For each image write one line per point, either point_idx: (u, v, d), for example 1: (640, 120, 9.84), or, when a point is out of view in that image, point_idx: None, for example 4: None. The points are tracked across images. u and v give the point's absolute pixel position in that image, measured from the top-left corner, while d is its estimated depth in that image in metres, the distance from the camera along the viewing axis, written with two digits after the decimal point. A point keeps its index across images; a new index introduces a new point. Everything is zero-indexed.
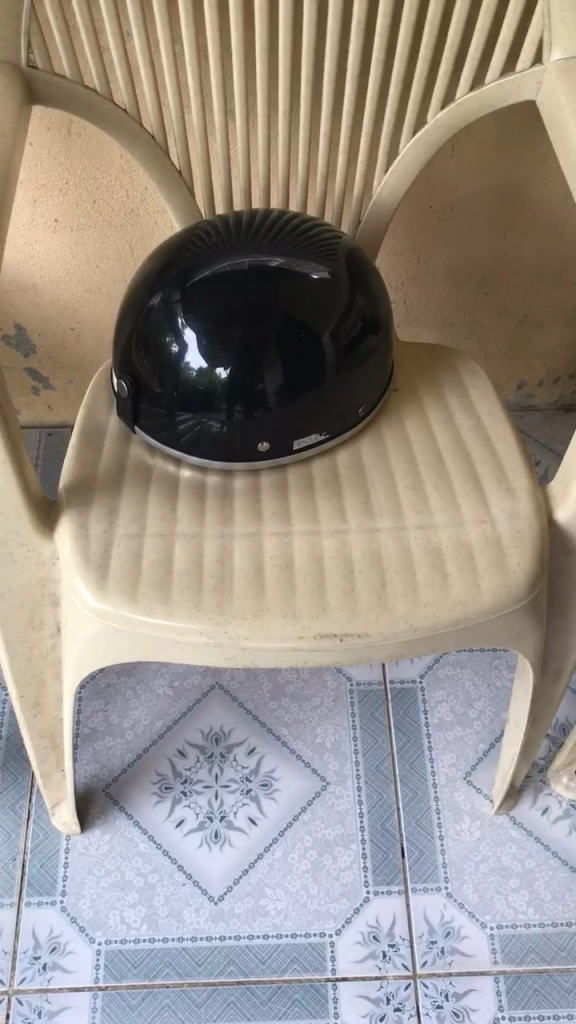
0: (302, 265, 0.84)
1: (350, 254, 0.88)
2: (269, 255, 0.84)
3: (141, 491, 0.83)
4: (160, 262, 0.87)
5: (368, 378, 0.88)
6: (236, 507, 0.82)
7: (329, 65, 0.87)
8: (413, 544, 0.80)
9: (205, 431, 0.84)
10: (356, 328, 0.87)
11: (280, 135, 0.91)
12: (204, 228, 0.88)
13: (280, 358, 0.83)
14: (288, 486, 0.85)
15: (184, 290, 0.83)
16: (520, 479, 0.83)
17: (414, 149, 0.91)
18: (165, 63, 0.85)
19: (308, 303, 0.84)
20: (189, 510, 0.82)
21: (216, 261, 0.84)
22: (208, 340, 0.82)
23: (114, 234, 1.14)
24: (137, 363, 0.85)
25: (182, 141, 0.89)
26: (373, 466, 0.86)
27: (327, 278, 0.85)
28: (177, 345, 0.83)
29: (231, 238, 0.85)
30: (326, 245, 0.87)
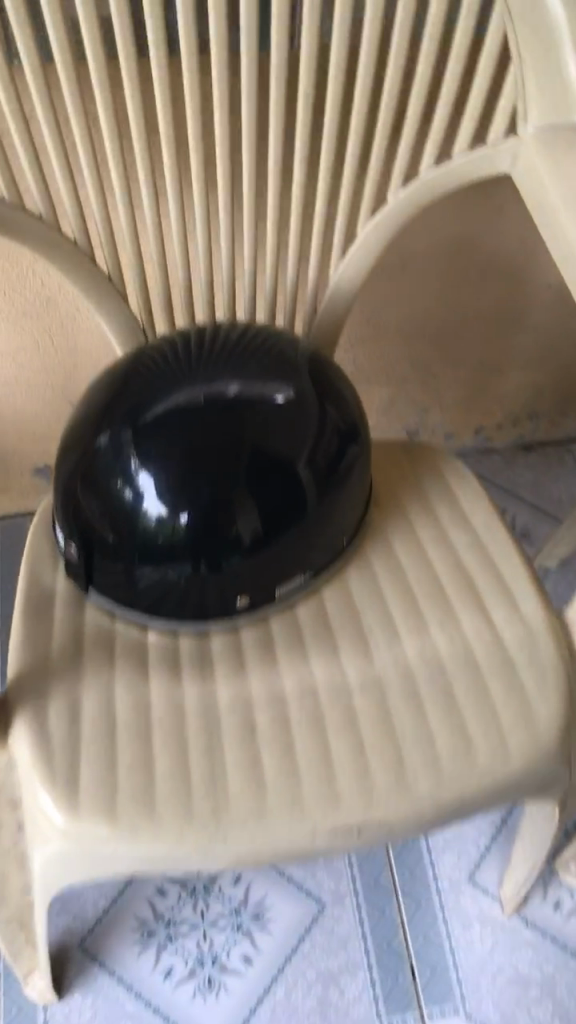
0: (267, 390, 0.74)
1: (318, 367, 0.78)
2: (230, 382, 0.73)
3: (105, 669, 0.70)
4: (104, 395, 0.76)
5: (349, 504, 0.78)
6: (219, 675, 0.71)
7: (274, 148, 0.76)
8: (426, 711, 0.69)
9: (170, 590, 0.72)
10: (333, 452, 0.76)
11: (221, 226, 0.79)
12: (151, 353, 0.77)
13: (252, 497, 0.72)
14: (276, 639, 0.73)
15: (136, 429, 0.72)
16: (533, 606, 0.74)
17: (374, 229, 0.80)
18: (83, 160, 0.74)
19: (277, 433, 0.73)
20: (168, 682, 0.70)
21: (170, 393, 0.73)
22: (167, 485, 0.71)
23: (34, 323, 1.02)
24: (86, 515, 0.73)
25: (110, 243, 0.77)
26: (367, 601, 0.75)
27: (296, 401, 0.75)
28: (130, 493, 0.71)
29: (184, 364, 0.75)
30: (290, 361, 0.76)
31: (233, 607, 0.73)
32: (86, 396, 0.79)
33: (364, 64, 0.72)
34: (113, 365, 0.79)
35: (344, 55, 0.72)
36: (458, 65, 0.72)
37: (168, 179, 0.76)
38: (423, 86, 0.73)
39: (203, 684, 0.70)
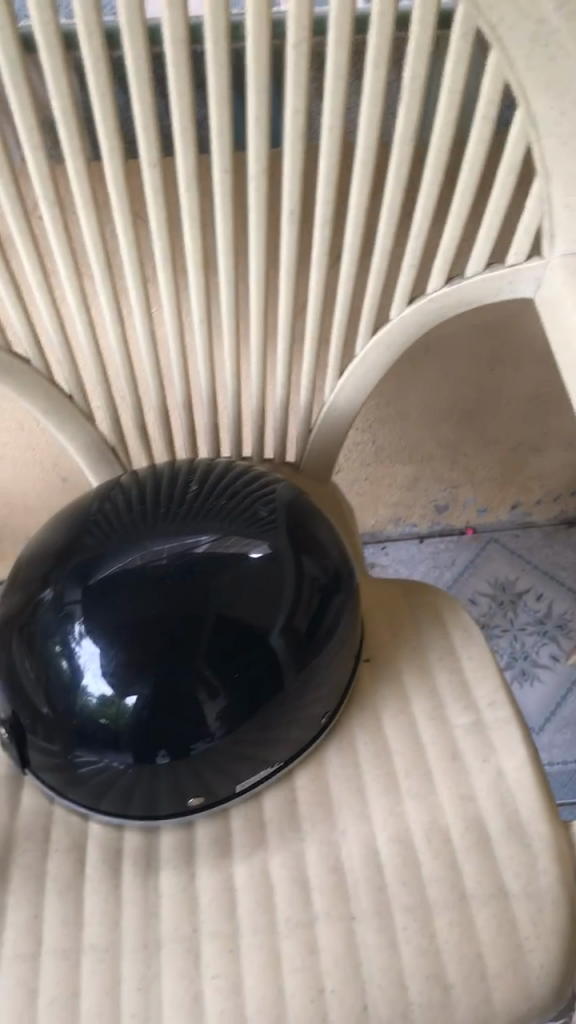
0: (240, 549, 0.63)
1: (299, 522, 0.68)
2: (197, 539, 0.63)
3: (38, 869, 0.61)
4: (53, 545, 0.65)
5: (330, 684, 0.67)
6: (166, 882, 0.61)
7: (256, 263, 0.65)
8: (401, 947, 0.59)
9: (113, 781, 0.62)
10: (315, 621, 0.65)
11: (199, 344, 0.69)
12: (111, 502, 0.67)
13: (217, 672, 0.60)
14: (233, 831, 0.64)
15: (84, 589, 0.61)
16: (536, 819, 0.63)
17: (375, 349, 0.69)
18: (34, 277, 0.64)
19: (249, 597, 0.62)
20: (107, 886, 0.61)
21: (126, 550, 0.62)
22: (115, 655, 0.59)
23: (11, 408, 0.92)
24: (21, 682, 0.62)
25: (71, 365, 0.68)
26: (344, 793, 0.66)
27: (272, 563, 0.64)
28: (69, 663, 0.60)
29: (145, 516, 0.64)
30: (268, 517, 0.66)
31: (187, 807, 0.63)
32: (36, 539, 0.68)
33: (359, 173, 0.61)
34: (69, 508, 0.68)
35: (336, 163, 0.60)
36: (474, 174, 0.60)
37: (133, 292, 0.66)
38: (431, 198, 0.61)
39: (147, 897, 0.61)
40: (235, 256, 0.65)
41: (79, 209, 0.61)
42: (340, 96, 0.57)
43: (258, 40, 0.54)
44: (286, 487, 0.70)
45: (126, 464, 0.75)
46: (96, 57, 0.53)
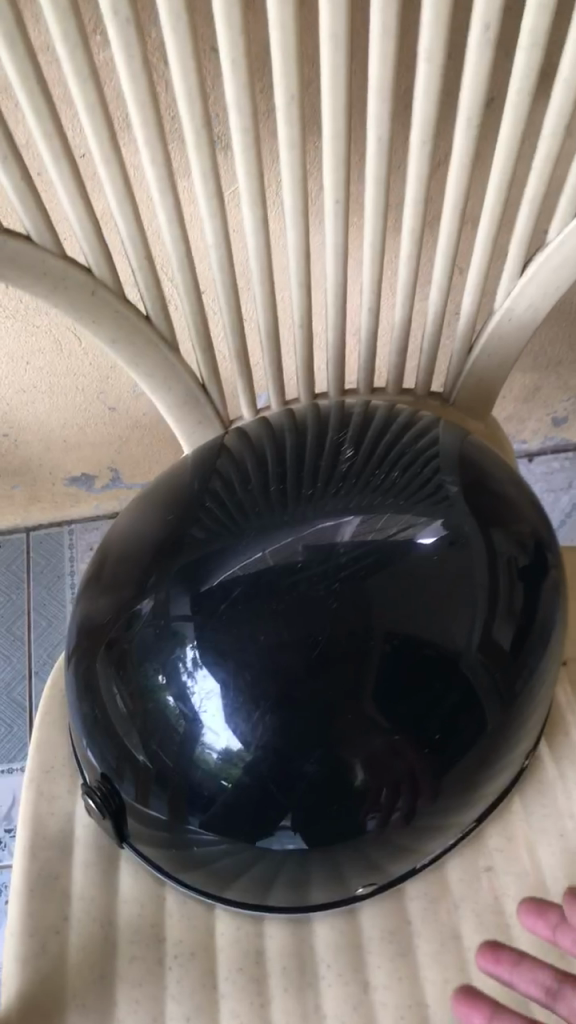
0: (425, 531, 0.41)
1: (491, 482, 0.46)
2: (360, 520, 0.41)
3: (152, 988, 0.44)
4: (146, 536, 0.44)
5: (537, 712, 0.47)
6: (329, 996, 0.44)
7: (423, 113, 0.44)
8: None
9: (253, 866, 0.42)
10: (528, 630, 0.44)
11: (329, 237, 0.49)
12: (222, 474, 0.45)
13: (405, 722, 0.39)
14: (410, 914, 0.47)
15: (198, 604, 0.40)
16: None
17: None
18: (95, 143, 0.43)
19: (444, 608, 0.40)
20: (249, 1006, 0.44)
21: (255, 542, 0.40)
22: (252, 700, 0.38)
23: (49, 324, 0.72)
24: (112, 723, 0.42)
25: (148, 272, 0.48)
26: (553, 857, 0.48)
27: (471, 550, 0.42)
28: (176, 700, 0.39)
29: (277, 488, 0.42)
30: (452, 478, 0.44)
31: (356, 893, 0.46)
32: (123, 524, 0.47)
33: None
34: (162, 487, 0.47)
35: None
36: None
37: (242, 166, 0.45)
38: None
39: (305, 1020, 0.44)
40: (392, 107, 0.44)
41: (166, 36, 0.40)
42: None
43: None
44: (456, 431, 0.49)
45: (221, 407, 0.56)
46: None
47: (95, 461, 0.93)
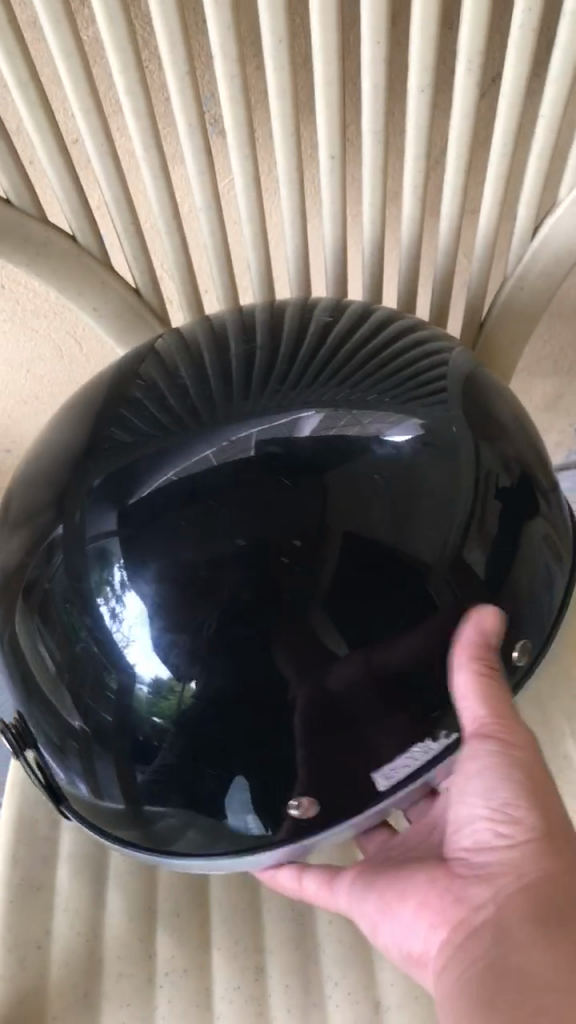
0: (398, 428, 0.36)
1: (473, 391, 0.41)
2: (326, 414, 0.35)
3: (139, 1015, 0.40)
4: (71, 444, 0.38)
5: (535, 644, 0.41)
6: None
7: (422, 60, 0.42)
8: None
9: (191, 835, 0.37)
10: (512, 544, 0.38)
11: (327, 198, 0.47)
12: (161, 372, 0.39)
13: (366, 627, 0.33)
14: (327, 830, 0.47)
15: (131, 514, 0.34)
16: None
17: None
18: (74, 94, 0.41)
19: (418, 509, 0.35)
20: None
21: (199, 441, 0.34)
22: (190, 613, 0.32)
23: (47, 328, 0.70)
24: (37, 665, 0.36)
25: (135, 238, 0.46)
26: None
27: (450, 450, 0.37)
28: (103, 633, 0.34)
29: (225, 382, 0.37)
30: (428, 380, 0.39)
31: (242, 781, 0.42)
32: (40, 444, 0.42)
33: None
34: (85, 397, 0.42)
35: None
36: None
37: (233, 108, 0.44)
38: None
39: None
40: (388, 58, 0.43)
41: None
42: None
43: None
44: (455, 350, 0.44)
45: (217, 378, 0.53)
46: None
47: None
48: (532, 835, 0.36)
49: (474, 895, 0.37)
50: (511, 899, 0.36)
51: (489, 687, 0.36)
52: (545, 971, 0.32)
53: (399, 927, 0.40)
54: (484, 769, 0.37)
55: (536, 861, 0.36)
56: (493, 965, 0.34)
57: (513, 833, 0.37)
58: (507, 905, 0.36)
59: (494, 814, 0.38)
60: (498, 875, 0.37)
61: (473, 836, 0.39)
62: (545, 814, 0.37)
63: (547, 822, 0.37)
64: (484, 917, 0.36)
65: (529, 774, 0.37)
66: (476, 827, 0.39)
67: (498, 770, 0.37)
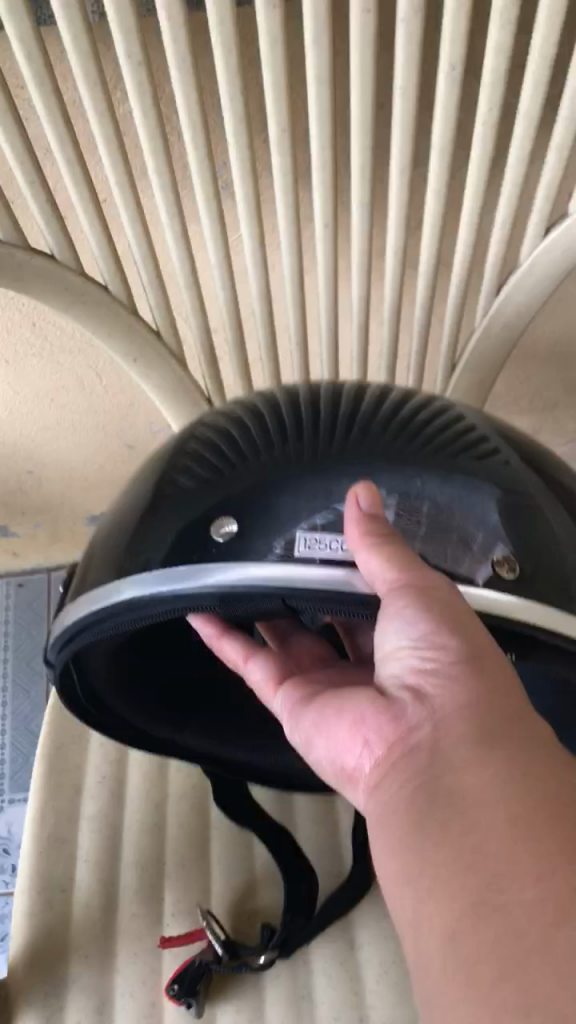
0: (440, 492, 0.42)
1: (522, 464, 0.46)
2: (400, 494, 0.42)
3: (150, 951, 0.48)
4: (148, 489, 0.47)
5: (539, 579, 0.41)
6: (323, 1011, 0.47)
7: (400, 148, 0.50)
8: None
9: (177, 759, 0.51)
10: (544, 537, 0.42)
11: (321, 258, 0.56)
12: (255, 435, 0.47)
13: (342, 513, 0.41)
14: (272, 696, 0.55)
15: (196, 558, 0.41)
16: None
17: (546, 256, 0.55)
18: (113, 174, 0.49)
19: (451, 527, 0.41)
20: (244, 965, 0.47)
21: (262, 510, 0.42)
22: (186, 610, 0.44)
23: (72, 361, 0.78)
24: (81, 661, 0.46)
25: (159, 290, 0.55)
26: None
27: (485, 505, 0.42)
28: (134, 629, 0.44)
29: (287, 454, 0.44)
30: (469, 452, 0.45)
31: (194, 963, 0.46)
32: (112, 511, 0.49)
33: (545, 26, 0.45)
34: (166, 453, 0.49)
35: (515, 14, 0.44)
36: None
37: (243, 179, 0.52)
38: None
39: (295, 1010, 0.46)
40: (373, 142, 0.51)
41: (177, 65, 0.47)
42: None
43: None
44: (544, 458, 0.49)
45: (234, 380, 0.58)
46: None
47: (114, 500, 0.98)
48: (455, 655, 0.36)
49: (408, 715, 0.36)
50: (446, 715, 0.35)
51: (383, 548, 0.37)
52: (484, 789, 0.32)
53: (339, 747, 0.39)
54: (401, 608, 0.36)
55: (464, 687, 0.35)
56: (432, 776, 0.34)
57: (434, 657, 0.36)
58: (442, 720, 0.35)
59: (417, 645, 0.36)
60: (425, 695, 0.36)
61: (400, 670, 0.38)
62: (468, 642, 0.36)
63: (472, 647, 0.36)
64: (422, 735, 0.35)
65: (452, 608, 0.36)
66: (401, 663, 0.37)
67: (415, 605, 0.36)
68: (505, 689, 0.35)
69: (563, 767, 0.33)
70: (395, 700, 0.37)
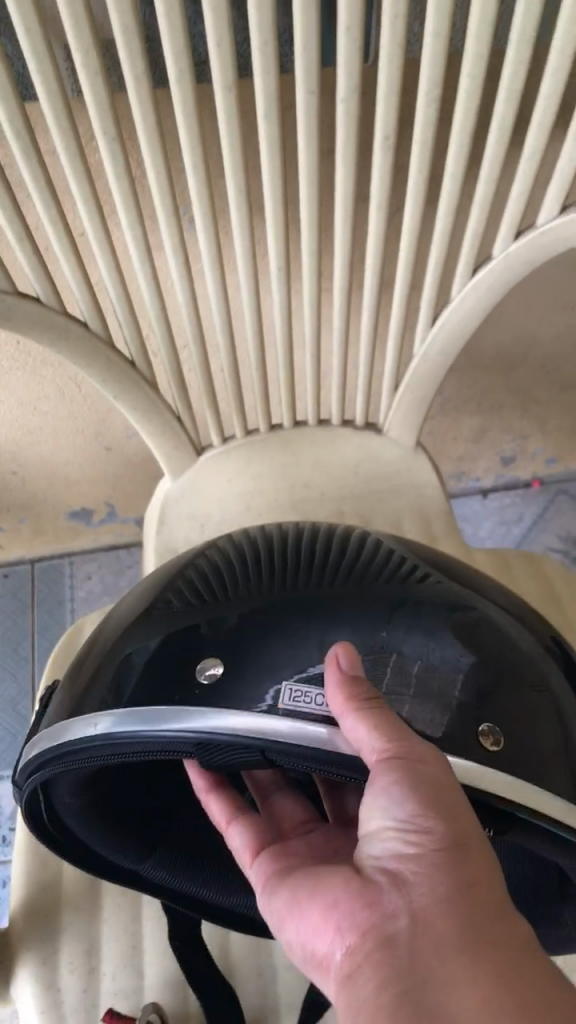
0: (397, 641, 0.48)
1: (450, 578, 0.53)
2: (354, 611, 0.49)
3: (132, 902, 0.56)
4: (131, 631, 0.52)
5: (520, 757, 0.44)
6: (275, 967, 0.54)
7: None
8: None
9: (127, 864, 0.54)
10: (516, 686, 0.47)
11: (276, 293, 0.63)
12: (235, 569, 0.54)
13: (316, 645, 0.47)
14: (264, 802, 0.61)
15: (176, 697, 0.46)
16: None
17: (474, 292, 0.63)
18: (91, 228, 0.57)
19: (415, 648, 0.47)
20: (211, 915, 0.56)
21: (241, 658, 0.47)
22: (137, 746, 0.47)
23: (53, 373, 0.85)
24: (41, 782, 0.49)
25: (132, 325, 0.62)
26: None
27: (443, 644, 0.48)
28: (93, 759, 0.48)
29: (258, 601, 0.50)
30: (423, 585, 0.52)
31: None
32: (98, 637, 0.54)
33: (467, 85, 0.54)
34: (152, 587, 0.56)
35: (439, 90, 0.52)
36: None
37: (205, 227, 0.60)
38: (547, 113, 0.54)
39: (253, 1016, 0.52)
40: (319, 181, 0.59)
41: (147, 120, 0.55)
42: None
43: None
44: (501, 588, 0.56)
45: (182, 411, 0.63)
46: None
47: (93, 496, 1.05)
48: (441, 844, 0.37)
49: (386, 902, 0.37)
50: (425, 907, 0.35)
51: (368, 713, 0.40)
52: (473, 1000, 0.32)
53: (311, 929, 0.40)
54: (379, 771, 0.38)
55: (446, 873, 0.36)
56: (413, 974, 0.34)
57: (420, 843, 0.37)
58: (422, 914, 0.35)
59: (401, 827, 0.37)
60: (408, 889, 0.36)
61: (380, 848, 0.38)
62: (453, 827, 0.37)
63: (455, 833, 0.37)
64: (400, 926, 0.36)
65: (434, 788, 0.38)
66: (385, 843, 0.38)
67: (397, 779, 0.38)
68: (487, 883, 0.36)
69: (540, 966, 0.34)
70: (372, 884, 0.38)
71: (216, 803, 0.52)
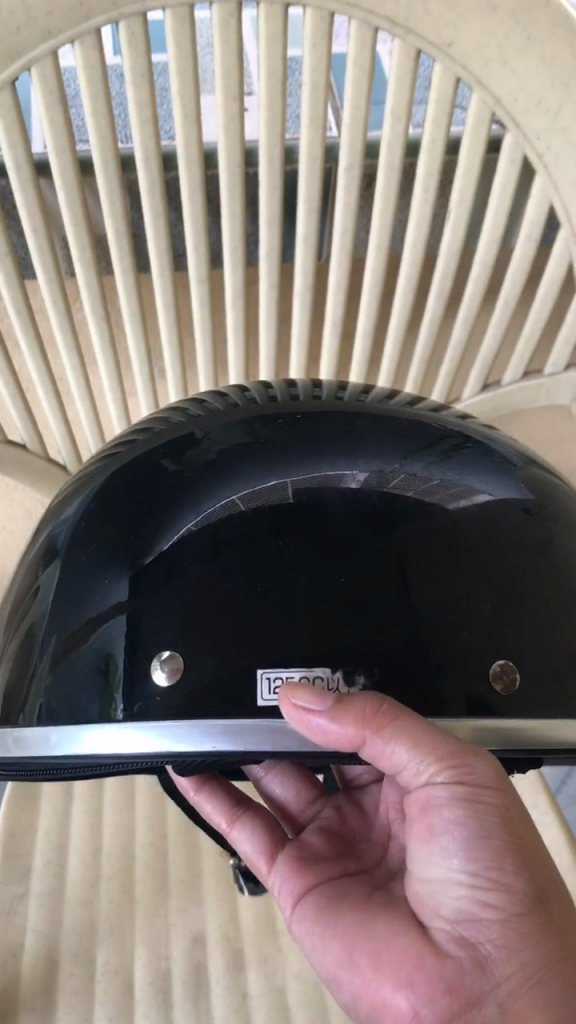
0: (398, 465, 0.46)
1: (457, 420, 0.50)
2: (363, 478, 0.45)
3: (84, 1003, 0.59)
4: (89, 483, 0.48)
5: (534, 692, 0.45)
6: None
7: (296, 367, 0.67)
8: None
9: None
10: (531, 575, 0.46)
11: None
12: (211, 416, 0.48)
13: (307, 470, 0.45)
14: (211, 895, 0.66)
15: (143, 575, 0.44)
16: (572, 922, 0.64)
17: None
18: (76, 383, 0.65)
19: (413, 497, 0.45)
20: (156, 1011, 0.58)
21: (223, 488, 0.45)
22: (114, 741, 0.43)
23: (23, 496, 0.92)
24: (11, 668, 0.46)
25: None
26: None
27: (449, 478, 0.46)
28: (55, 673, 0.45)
29: (244, 434, 0.46)
30: (415, 415, 0.49)
31: None
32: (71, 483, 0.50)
33: (403, 293, 0.63)
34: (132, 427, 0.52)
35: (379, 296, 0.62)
36: (514, 293, 0.63)
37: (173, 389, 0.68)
38: (471, 315, 0.64)
39: None
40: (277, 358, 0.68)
41: (128, 314, 0.62)
42: (389, 222, 0.59)
43: (313, 159, 0.56)
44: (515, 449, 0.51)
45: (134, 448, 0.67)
46: (151, 168, 0.56)
47: None
48: (520, 905, 0.40)
49: (469, 975, 0.40)
50: (514, 985, 0.39)
51: (389, 726, 0.40)
52: None
53: (374, 986, 0.43)
54: (453, 823, 0.42)
55: (531, 933, 0.40)
56: None
57: (501, 904, 0.41)
58: (510, 988, 0.39)
59: (473, 887, 0.41)
60: (492, 955, 0.40)
61: (454, 906, 0.42)
62: (532, 886, 0.41)
63: (535, 892, 0.41)
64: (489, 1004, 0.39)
65: (510, 832, 0.41)
66: (457, 898, 0.42)
67: (471, 825, 0.41)
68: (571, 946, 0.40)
69: None
70: (450, 951, 0.41)
71: (208, 801, 0.57)
